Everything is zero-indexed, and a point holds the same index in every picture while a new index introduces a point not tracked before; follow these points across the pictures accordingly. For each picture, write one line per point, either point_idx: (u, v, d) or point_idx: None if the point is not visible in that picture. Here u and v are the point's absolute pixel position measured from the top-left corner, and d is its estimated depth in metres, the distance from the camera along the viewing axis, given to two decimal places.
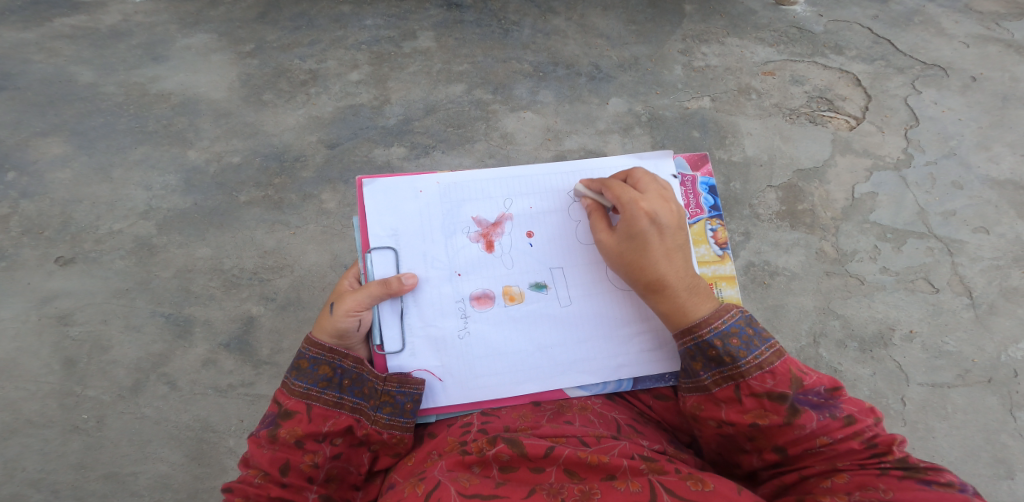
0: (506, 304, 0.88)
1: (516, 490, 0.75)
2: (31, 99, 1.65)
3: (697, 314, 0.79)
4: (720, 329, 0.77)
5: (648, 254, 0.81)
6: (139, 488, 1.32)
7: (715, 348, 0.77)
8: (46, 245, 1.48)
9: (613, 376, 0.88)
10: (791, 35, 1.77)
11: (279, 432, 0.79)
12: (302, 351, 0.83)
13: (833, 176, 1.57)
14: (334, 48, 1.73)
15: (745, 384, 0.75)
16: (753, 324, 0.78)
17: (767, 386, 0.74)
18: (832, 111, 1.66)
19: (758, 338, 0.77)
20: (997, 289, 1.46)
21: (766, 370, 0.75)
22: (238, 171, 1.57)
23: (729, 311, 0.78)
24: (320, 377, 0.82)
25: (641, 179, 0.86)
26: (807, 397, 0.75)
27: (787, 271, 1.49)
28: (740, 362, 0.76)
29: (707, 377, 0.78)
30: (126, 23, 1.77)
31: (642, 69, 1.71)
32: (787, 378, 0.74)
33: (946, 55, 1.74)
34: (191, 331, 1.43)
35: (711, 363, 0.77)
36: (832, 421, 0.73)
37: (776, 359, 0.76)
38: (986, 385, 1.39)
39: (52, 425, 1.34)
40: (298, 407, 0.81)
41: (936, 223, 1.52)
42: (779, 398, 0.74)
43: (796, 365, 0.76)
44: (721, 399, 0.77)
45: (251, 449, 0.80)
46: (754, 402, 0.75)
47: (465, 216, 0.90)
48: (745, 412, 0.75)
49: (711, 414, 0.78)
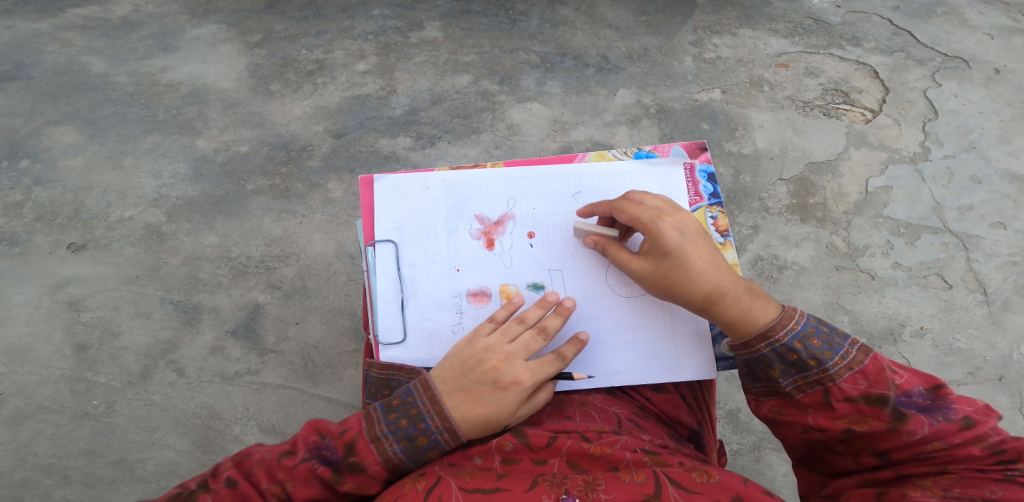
0: (503, 302, 0.85)
1: (520, 481, 0.72)
2: (44, 89, 1.68)
3: (766, 317, 0.72)
4: (797, 331, 0.71)
5: (694, 269, 0.74)
6: (147, 473, 1.30)
7: (796, 352, 0.70)
8: (59, 232, 1.50)
9: (606, 382, 0.82)
10: (807, 26, 1.76)
11: (342, 481, 0.71)
12: (433, 434, 0.71)
13: (846, 169, 1.54)
14: (340, 38, 1.75)
15: (837, 388, 0.68)
16: (828, 323, 0.71)
17: (861, 388, 0.67)
18: (848, 104, 1.63)
19: (838, 336, 0.70)
20: (1012, 286, 1.41)
21: (857, 371, 0.68)
22: (246, 160, 1.59)
23: (800, 311, 0.72)
24: (423, 457, 0.72)
25: (643, 198, 0.79)
26: (911, 399, 0.67)
27: (796, 266, 1.44)
28: (827, 365, 0.69)
29: (788, 383, 0.71)
30: (136, 13, 1.82)
31: (651, 59, 1.70)
32: (882, 379, 0.67)
33: (969, 46, 1.71)
34: (199, 318, 1.43)
35: (792, 369, 0.70)
36: (947, 424, 0.65)
37: (863, 358, 0.69)
38: (996, 382, 1.32)
39: (63, 410, 1.34)
40: (379, 472, 0.71)
41: (952, 218, 1.48)
42: (878, 401, 0.67)
43: (888, 363, 0.69)
44: (807, 405, 0.70)
45: (299, 471, 0.70)
46: (849, 407, 0.68)
47: (468, 213, 0.88)
48: (837, 417, 0.68)
49: (797, 420, 0.71)
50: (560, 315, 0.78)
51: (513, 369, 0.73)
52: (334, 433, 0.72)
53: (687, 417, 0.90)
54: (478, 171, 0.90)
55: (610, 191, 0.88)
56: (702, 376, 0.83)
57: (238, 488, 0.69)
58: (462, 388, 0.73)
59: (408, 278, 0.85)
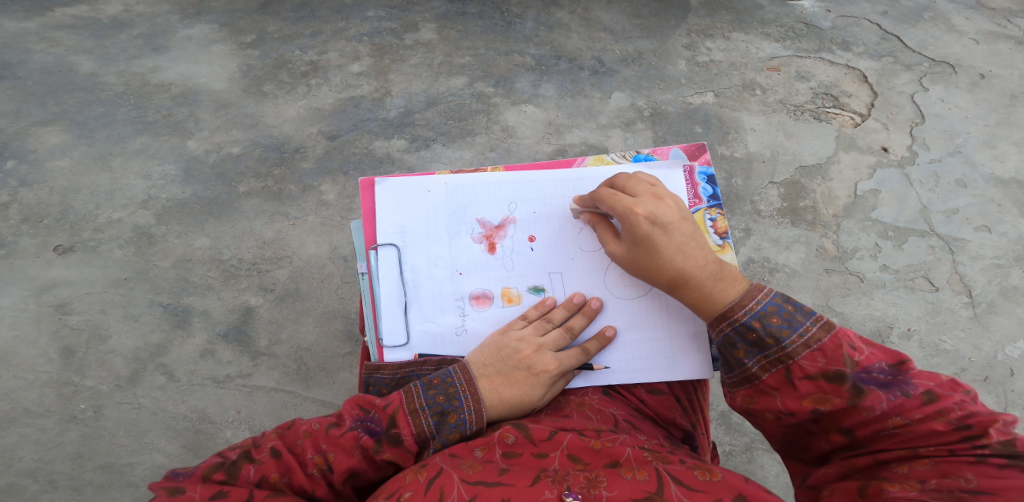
0: (504, 305, 0.85)
1: (521, 476, 0.69)
2: (31, 89, 1.66)
3: (726, 302, 0.68)
4: (756, 311, 0.66)
5: (660, 253, 0.70)
6: (135, 478, 1.26)
7: (754, 331, 0.65)
8: (45, 234, 1.48)
9: (602, 381, 0.83)
10: (798, 30, 1.80)
11: (382, 451, 0.72)
12: (467, 414, 0.74)
13: (836, 173, 1.56)
14: (335, 40, 1.75)
15: (797, 367, 0.63)
16: (793, 300, 0.66)
17: (819, 365, 0.62)
18: (838, 108, 1.66)
19: (801, 313, 0.65)
20: (997, 289, 1.43)
21: (814, 348, 0.63)
22: (238, 162, 1.57)
23: (766, 292, 0.67)
24: (449, 437, 0.74)
25: (625, 182, 0.75)
26: (870, 376, 0.61)
27: (787, 268, 1.46)
28: (785, 344, 0.64)
29: (753, 365, 0.66)
30: (127, 13, 1.81)
31: (645, 63, 1.72)
32: (839, 355, 0.62)
33: (955, 51, 1.75)
34: (189, 321, 1.41)
35: (754, 349, 0.66)
36: (907, 400, 0.59)
37: (823, 334, 0.63)
38: (982, 383, 1.33)
39: (50, 415, 1.31)
40: (411, 446, 0.72)
41: (938, 222, 1.50)
42: (837, 378, 0.61)
43: (848, 339, 0.63)
44: (773, 387, 0.65)
45: (344, 441, 0.71)
46: (810, 386, 0.62)
47: (469, 217, 0.87)
48: (802, 398, 0.63)
49: (767, 406, 0.65)
50: (585, 314, 0.82)
51: (544, 359, 0.79)
52: (380, 407, 0.74)
53: (681, 418, 0.89)
54: (480, 173, 0.89)
55: None
56: (698, 375, 0.83)
57: (283, 460, 0.71)
58: (500, 370, 0.78)
59: (410, 282, 0.85)
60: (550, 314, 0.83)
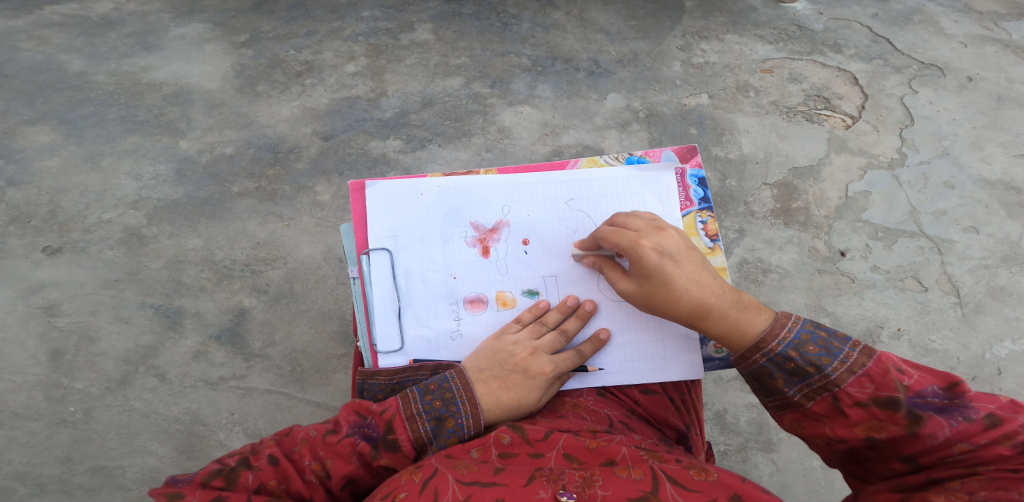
0: (499, 309, 0.85)
1: (517, 475, 0.68)
2: (20, 87, 1.63)
3: (755, 330, 0.68)
4: (791, 338, 0.66)
5: (673, 285, 0.71)
6: (127, 481, 1.24)
7: (792, 359, 0.65)
8: (34, 234, 1.45)
9: (595, 382, 0.83)
10: (790, 33, 1.82)
11: (380, 456, 0.72)
12: (462, 417, 0.74)
13: (827, 175, 1.58)
14: (330, 39, 1.75)
15: (844, 393, 0.63)
16: (825, 326, 0.66)
17: (869, 391, 0.62)
18: (829, 110, 1.68)
19: (837, 339, 0.65)
20: (985, 289, 1.45)
21: (860, 374, 0.62)
22: (231, 162, 1.56)
23: (793, 318, 0.67)
24: (445, 438, 0.73)
25: (626, 220, 0.76)
26: (925, 400, 0.60)
27: (780, 269, 1.47)
28: (827, 371, 0.64)
29: (795, 393, 0.66)
30: (117, 12, 1.79)
31: (640, 64, 1.73)
32: (889, 380, 0.61)
33: (944, 54, 1.79)
34: (182, 322, 1.40)
35: (794, 377, 0.66)
36: (968, 424, 0.58)
37: (867, 359, 0.63)
38: (970, 382, 1.35)
39: (38, 418, 1.29)
40: (409, 451, 0.72)
41: (927, 223, 1.53)
42: (890, 405, 0.61)
43: (893, 363, 0.63)
44: (821, 413, 0.64)
45: (342, 447, 0.71)
46: (862, 412, 0.62)
47: (462, 220, 0.87)
48: (853, 424, 0.62)
49: (816, 432, 0.65)
50: (579, 317, 0.82)
51: (540, 361, 0.78)
52: (377, 412, 0.74)
53: (675, 418, 0.88)
54: (472, 176, 0.89)
55: (603, 196, 0.87)
56: (692, 375, 0.83)
57: (281, 467, 0.70)
58: (496, 375, 0.77)
59: (404, 286, 0.84)
60: (544, 317, 0.83)
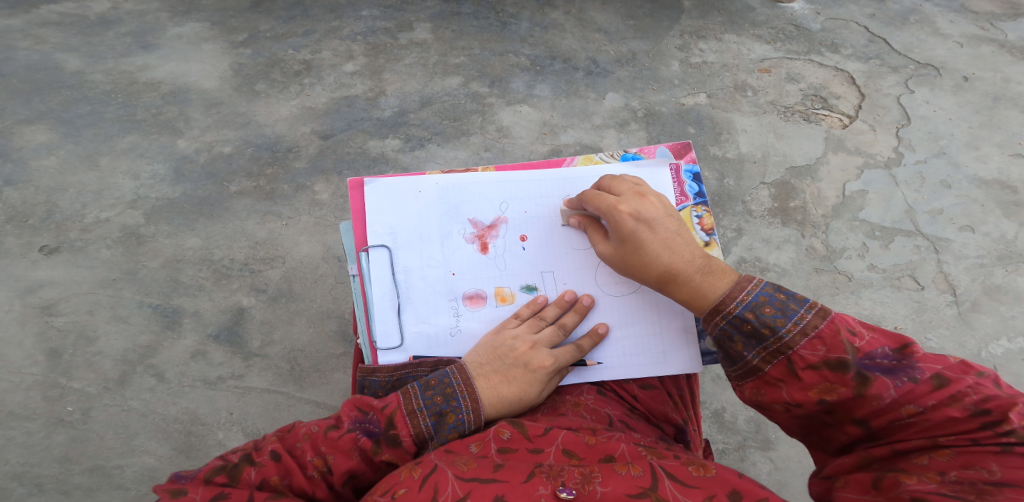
0: (498, 304, 0.85)
1: (516, 472, 0.68)
2: (16, 86, 1.63)
3: (715, 293, 0.68)
4: (748, 301, 0.65)
5: (644, 250, 0.72)
6: (125, 481, 1.24)
7: (748, 321, 0.65)
8: (31, 233, 1.45)
9: (593, 377, 0.83)
10: (788, 33, 1.83)
11: (381, 451, 0.71)
12: (463, 411, 0.74)
13: (824, 174, 1.59)
14: (328, 39, 1.75)
15: (797, 356, 0.62)
16: (785, 289, 0.65)
17: (820, 354, 0.61)
18: (826, 109, 1.69)
19: (795, 301, 0.64)
20: (980, 287, 1.46)
21: (813, 336, 0.61)
22: (229, 161, 1.56)
23: (754, 281, 0.67)
24: (446, 435, 0.73)
25: (611, 184, 0.78)
26: (874, 362, 0.59)
27: (778, 268, 1.48)
28: (781, 333, 0.63)
29: (753, 356, 0.65)
30: (115, 11, 1.79)
31: (639, 64, 1.74)
32: (839, 342, 0.60)
33: (940, 54, 1.80)
34: (180, 322, 1.39)
35: (752, 340, 0.65)
36: (916, 385, 0.56)
37: (821, 321, 0.62)
38: None
39: (35, 418, 1.28)
40: (410, 447, 0.72)
41: (923, 222, 1.53)
42: (839, 366, 0.59)
43: (846, 325, 0.62)
44: (778, 377, 0.63)
45: (343, 443, 0.71)
46: (814, 375, 0.61)
47: (461, 217, 0.87)
48: (808, 388, 0.61)
49: (774, 399, 0.64)
50: (577, 311, 0.83)
51: (540, 355, 0.78)
52: (378, 408, 0.74)
53: (674, 413, 0.88)
54: (471, 174, 0.90)
55: None
56: (691, 368, 0.83)
57: (283, 462, 0.70)
58: (496, 368, 0.78)
59: (403, 283, 0.84)
60: (543, 312, 0.83)
